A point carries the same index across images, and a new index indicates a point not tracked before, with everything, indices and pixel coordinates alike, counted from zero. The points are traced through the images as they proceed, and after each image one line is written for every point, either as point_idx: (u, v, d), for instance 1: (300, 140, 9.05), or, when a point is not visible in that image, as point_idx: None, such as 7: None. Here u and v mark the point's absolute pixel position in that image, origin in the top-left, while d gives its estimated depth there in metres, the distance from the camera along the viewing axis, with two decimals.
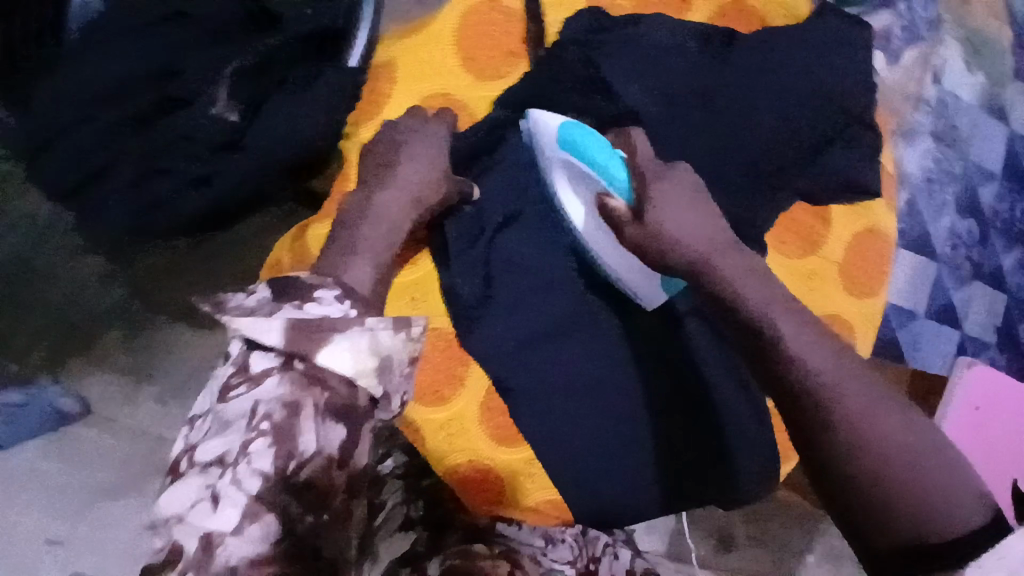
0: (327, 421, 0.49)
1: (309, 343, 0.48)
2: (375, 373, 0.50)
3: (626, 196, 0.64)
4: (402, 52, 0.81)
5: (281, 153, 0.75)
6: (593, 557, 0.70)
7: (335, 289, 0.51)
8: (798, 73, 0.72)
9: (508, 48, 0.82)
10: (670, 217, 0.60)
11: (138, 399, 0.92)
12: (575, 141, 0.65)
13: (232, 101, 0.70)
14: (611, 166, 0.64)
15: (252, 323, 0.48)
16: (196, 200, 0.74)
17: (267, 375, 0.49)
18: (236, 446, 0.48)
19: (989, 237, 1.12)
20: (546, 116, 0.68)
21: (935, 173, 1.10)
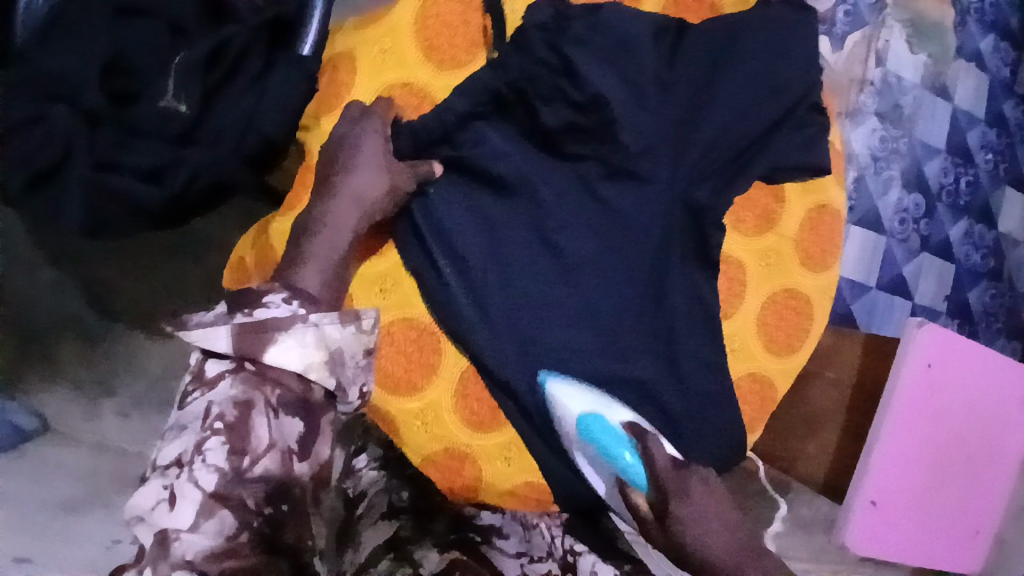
0: (281, 415, 0.57)
1: (258, 344, 0.55)
2: (326, 365, 0.58)
3: (642, 488, 0.61)
4: (361, 41, 0.72)
5: (235, 143, 0.73)
6: (570, 549, 0.69)
7: (283, 293, 0.59)
8: (753, 59, 0.71)
9: (471, 37, 0.72)
10: (696, 533, 0.59)
11: (98, 412, 0.90)
12: (598, 436, 0.64)
13: (181, 96, 0.70)
14: (622, 453, 0.63)
15: (205, 333, 0.55)
16: (149, 193, 0.70)
17: (220, 378, 0.56)
18: (192, 446, 0.53)
19: (936, 211, 1.22)
20: (564, 391, 0.66)
21: (881, 152, 1.18)
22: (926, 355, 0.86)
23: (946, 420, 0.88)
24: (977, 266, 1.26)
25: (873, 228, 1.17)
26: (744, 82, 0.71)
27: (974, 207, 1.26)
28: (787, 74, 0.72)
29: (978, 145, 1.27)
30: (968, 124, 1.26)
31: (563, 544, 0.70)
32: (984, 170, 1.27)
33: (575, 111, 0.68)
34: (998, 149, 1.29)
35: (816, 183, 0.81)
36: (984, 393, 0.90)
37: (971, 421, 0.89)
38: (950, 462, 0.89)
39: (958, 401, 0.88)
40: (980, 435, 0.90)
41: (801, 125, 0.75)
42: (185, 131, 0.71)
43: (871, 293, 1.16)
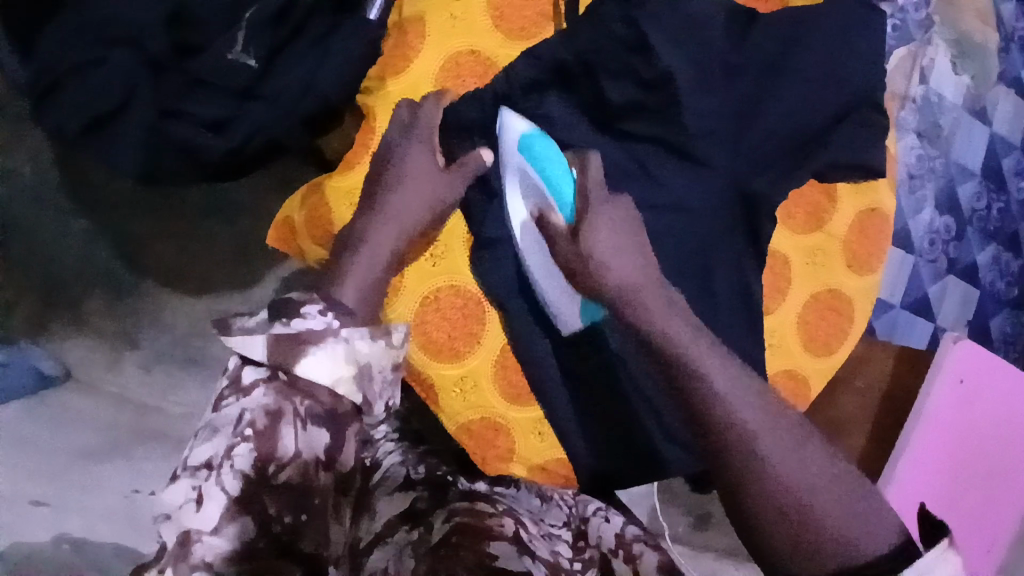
0: (309, 425, 0.52)
1: (292, 355, 0.51)
2: (354, 380, 0.54)
3: (568, 216, 0.58)
4: (427, 5, 0.70)
5: (298, 103, 0.75)
6: (583, 516, 0.68)
7: (320, 304, 0.54)
8: (818, 54, 0.71)
9: (540, 8, 0.72)
10: (598, 247, 0.56)
11: (119, 364, 0.98)
12: (534, 151, 0.63)
13: (250, 49, 0.72)
14: (559, 178, 0.60)
15: (242, 340, 0.52)
16: (211, 142, 0.74)
17: (255, 385, 0.52)
18: (221, 450, 0.50)
19: (967, 234, 1.21)
20: (514, 120, 0.65)
21: (916, 169, 1.18)
22: (959, 369, 0.88)
23: (977, 437, 0.87)
24: (1000, 294, 1.25)
25: (902, 245, 1.18)
26: (807, 82, 0.71)
27: (1005, 233, 1.25)
28: (848, 72, 0.72)
29: (1013, 170, 1.26)
30: (1004, 149, 1.25)
31: (578, 512, 0.69)
32: (1017, 198, 1.26)
33: (642, 92, 0.69)
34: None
35: (867, 187, 0.80)
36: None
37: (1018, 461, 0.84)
38: (981, 480, 0.86)
39: (998, 428, 0.86)
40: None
41: (861, 129, 0.74)
42: (249, 87, 0.73)
43: (893, 310, 1.17)
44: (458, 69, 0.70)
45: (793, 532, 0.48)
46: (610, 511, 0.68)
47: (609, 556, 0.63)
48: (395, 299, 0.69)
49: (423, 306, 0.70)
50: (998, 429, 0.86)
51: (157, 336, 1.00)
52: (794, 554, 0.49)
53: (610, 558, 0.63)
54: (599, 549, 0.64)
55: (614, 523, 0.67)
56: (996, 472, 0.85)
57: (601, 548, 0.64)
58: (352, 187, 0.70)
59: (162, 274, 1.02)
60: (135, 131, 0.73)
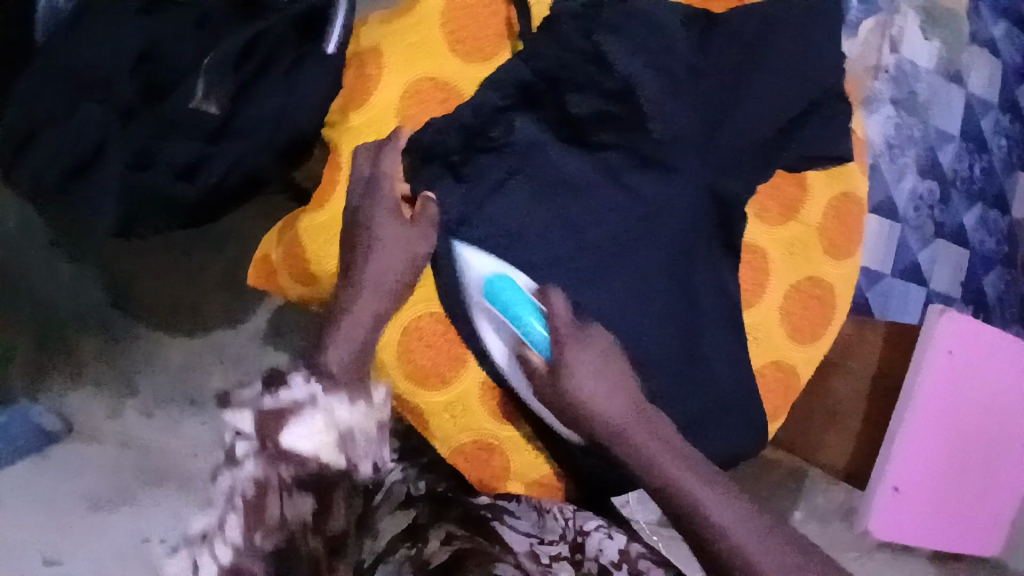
0: (294, 491, 0.51)
1: (275, 426, 0.52)
2: (335, 445, 0.54)
3: (545, 351, 0.64)
4: (384, 35, 0.70)
5: (270, 140, 0.72)
6: (581, 530, 0.67)
7: (304, 373, 0.57)
8: (786, 44, 0.71)
9: (497, 28, 0.72)
10: (587, 389, 0.59)
11: (121, 410, 0.93)
12: (499, 297, 0.67)
13: (212, 94, 0.68)
14: (527, 316, 0.65)
15: (231, 417, 0.53)
16: (187, 188, 0.72)
17: (246, 457, 0.51)
18: (215, 520, 0.50)
19: (951, 197, 1.22)
20: (474, 257, 0.68)
21: (897, 139, 1.18)
22: (949, 342, 0.83)
23: (969, 407, 0.85)
24: (991, 253, 1.26)
25: (888, 216, 1.18)
26: (774, 74, 0.70)
27: (990, 193, 1.26)
28: (814, 60, 0.72)
29: (993, 131, 1.27)
30: (981, 110, 1.25)
31: (575, 526, 0.68)
32: (998, 156, 1.27)
33: (608, 103, 0.69)
34: (1012, 135, 1.28)
35: (841, 171, 0.81)
36: (1004, 377, 0.88)
37: (989, 421, 0.87)
38: (971, 448, 0.87)
39: (979, 394, 0.86)
40: (1001, 422, 0.88)
41: (832, 114, 0.74)
42: (218, 128, 0.69)
43: (884, 283, 1.17)
44: (420, 97, 0.70)
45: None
46: (613, 528, 0.67)
47: (610, 570, 0.63)
48: (378, 332, 0.71)
49: (407, 337, 0.71)
50: (978, 399, 0.86)
51: (154, 375, 0.97)
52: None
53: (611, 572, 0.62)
54: (598, 563, 0.64)
55: (617, 539, 0.66)
56: (978, 438, 0.87)
57: (600, 562, 0.64)
58: (326, 223, 0.70)
59: (161, 314, 1.01)
60: (108, 183, 0.70)
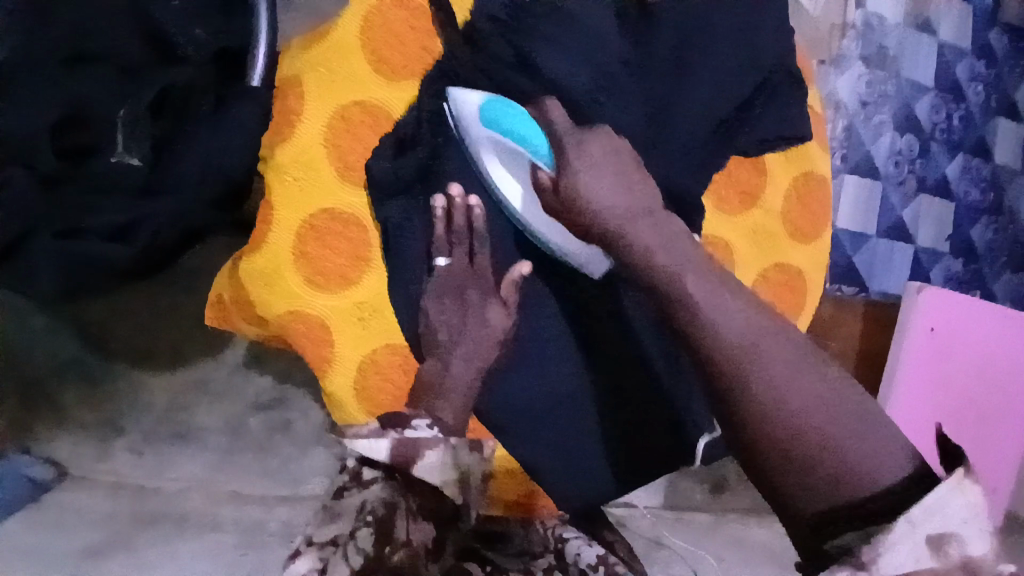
0: (417, 518, 0.66)
1: (410, 460, 0.66)
2: (455, 482, 0.68)
3: (549, 162, 0.67)
4: (305, 63, 0.67)
5: (203, 186, 0.69)
6: (560, 537, 0.72)
7: (427, 417, 0.67)
8: (720, 30, 0.69)
9: (418, 45, 0.69)
10: (592, 190, 0.67)
11: (109, 453, 0.95)
12: (502, 122, 0.65)
13: (132, 148, 0.67)
14: (532, 133, 0.66)
15: (368, 443, 0.66)
16: (123, 251, 0.68)
17: (374, 480, 0.67)
18: (346, 530, 0.64)
19: (931, 150, 1.15)
20: (467, 92, 0.66)
21: (869, 96, 1.10)
22: (930, 320, 0.83)
23: (962, 391, 0.83)
24: (977, 203, 1.19)
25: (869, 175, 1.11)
26: (716, 61, 0.69)
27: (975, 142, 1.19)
28: (760, 40, 0.70)
29: (969, 79, 1.19)
30: (956, 57, 1.16)
31: (556, 534, 0.72)
32: (975, 104, 1.18)
33: (547, 110, 0.67)
34: (989, 80, 1.19)
35: (800, 152, 0.76)
36: (1003, 357, 0.84)
37: (996, 398, 0.84)
38: (970, 435, 0.84)
39: (978, 372, 0.84)
40: (1004, 411, 0.84)
41: (777, 95, 0.72)
42: (146, 183, 0.68)
43: (871, 243, 1.10)
44: (349, 124, 0.68)
45: (816, 459, 0.57)
46: (591, 538, 0.72)
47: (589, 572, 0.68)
48: (332, 373, 0.68)
49: (363, 375, 0.68)
50: (976, 377, 0.83)
51: (140, 418, 0.97)
52: (850, 510, 0.55)
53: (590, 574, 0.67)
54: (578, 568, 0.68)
55: (594, 547, 0.70)
56: (986, 417, 0.84)
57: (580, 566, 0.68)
58: (269, 267, 0.66)
59: (134, 356, 0.97)
60: (44, 258, 0.66)
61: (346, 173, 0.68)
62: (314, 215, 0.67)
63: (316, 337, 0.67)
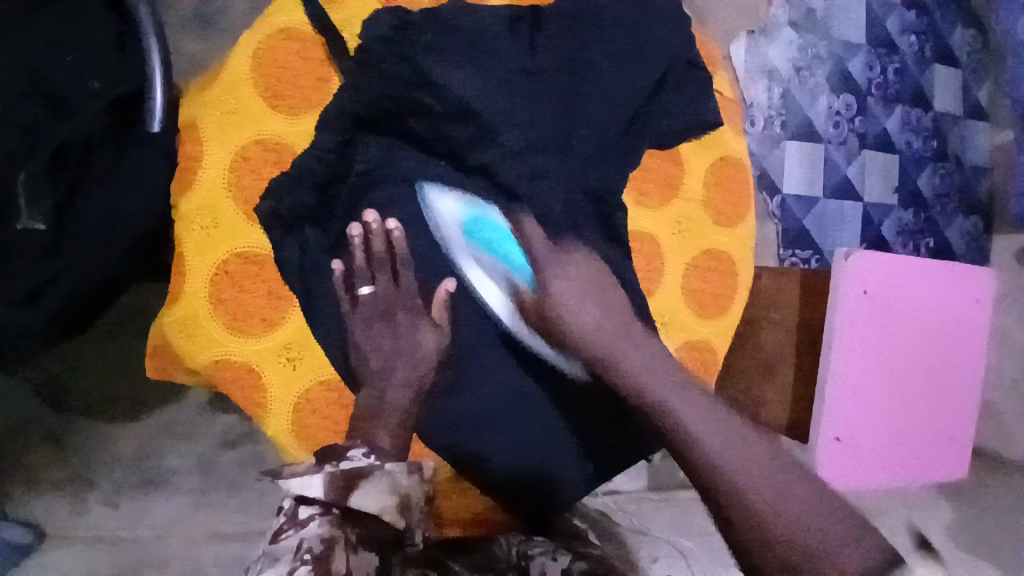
0: (358, 551, 0.60)
1: (344, 492, 0.60)
2: (397, 508, 0.62)
3: (529, 282, 0.69)
4: (203, 106, 0.67)
5: (112, 236, 0.67)
6: (524, 554, 0.68)
7: (363, 448, 0.64)
8: (610, 28, 0.70)
9: (314, 72, 0.68)
10: (573, 316, 0.69)
11: (85, 506, 0.90)
12: (483, 237, 0.68)
13: (35, 210, 0.62)
14: (509, 250, 0.69)
15: (299, 481, 0.60)
16: (38, 314, 0.63)
17: (310, 518, 0.61)
18: (282, 574, 0.58)
19: (869, 107, 1.12)
20: (444, 201, 0.68)
21: (802, 61, 1.09)
22: (863, 283, 0.82)
23: (892, 343, 0.84)
24: (922, 153, 1.16)
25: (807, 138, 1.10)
26: (610, 56, 0.70)
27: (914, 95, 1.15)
28: (652, 35, 0.71)
29: (902, 30, 1.15)
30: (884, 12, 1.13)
31: (519, 550, 0.68)
32: (911, 56, 1.15)
33: (449, 125, 0.68)
34: (920, 30, 1.15)
35: (713, 137, 0.77)
36: (929, 307, 0.86)
37: (923, 346, 0.86)
38: (902, 381, 0.86)
39: (908, 324, 0.85)
40: (927, 354, 0.86)
41: (678, 86, 0.73)
42: (53, 244, 0.63)
43: (819, 206, 1.10)
44: (252, 163, 0.67)
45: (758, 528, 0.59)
46: (556, 549, 0.68)
47: None
48: (266, 413, 0.67)
49: (299, 411, 0.68)
50: (907, 330, 0.85)
51: (109, 469, 0.91)
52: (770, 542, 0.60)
53: None
54: None
55: (560, 560, 0.67)
56: (916, 365, 0.86)
57: None
58: (188, 317, 0.66)
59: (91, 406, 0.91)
60: None
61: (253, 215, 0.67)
62: (226, 260, 0.66)
63: (245, 382, 0.67)
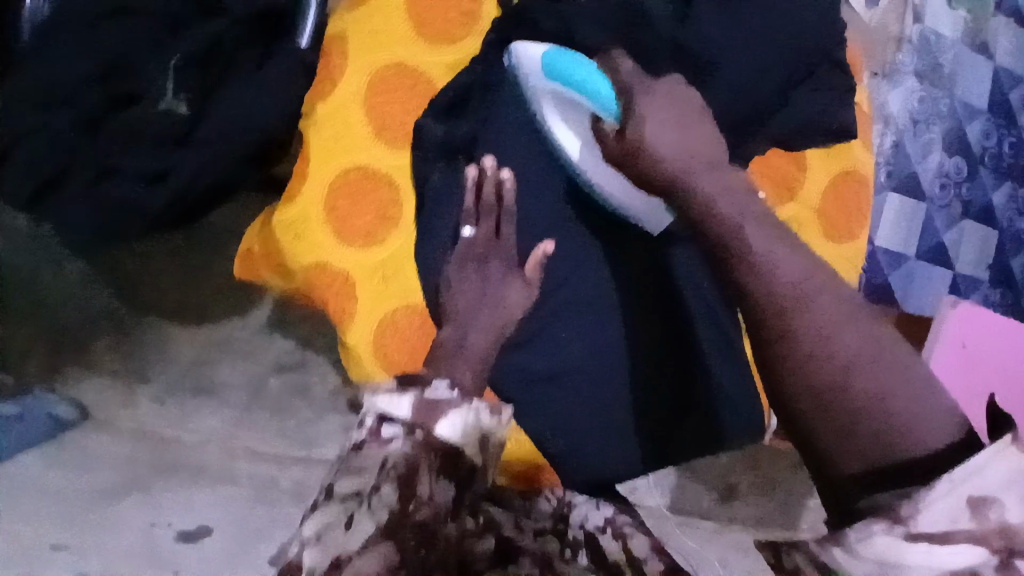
0: (439, 477, 0.55)
1: (431, 417, 0.55)
2: (476, 446, 0.56)
3: (613, 115, 0.63)
4: (353, 21, 0.70)
5: (237, 140, 0.70)
6: (566, 502, 0.69)
7: (446, 379, 0.58)
8: (766, 14, 0.67)
9: (462, 10, 0.72)
10: (660, 143, 0.62)
11: (133, 399, 0.93)
12: (561, 69, 0.63)
13: (179, 94, 0.69)
14: (596, 83, 0.63)
15: (388, 398, 0.55)
16: (154, 194, 0.69)
17: (393, 438, 0.54)
18: (368, 484, 0.53)
19: (978, 173, 0.99)
20: (530, 45, 0.66)
21: (920, 115, 0.95)
22: (963, 335, 0.79)
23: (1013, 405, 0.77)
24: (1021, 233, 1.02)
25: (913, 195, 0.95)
26: (756, 47, 0.67)
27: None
28: (811, 30, 0.68)
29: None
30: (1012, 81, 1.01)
31: (563, 499, 0.69)
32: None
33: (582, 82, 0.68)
34: None
35: (841, 148, 0.76)
36: None
37: None
38: None
39: None
40: None
41: (818, 90, 0.71)
42: (183, 132, 0.69)
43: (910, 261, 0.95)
44: (391, 85, 0.70)
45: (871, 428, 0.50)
46: (599, 502, 0.68)
47: (596, 534, 0.64)
48: (350, 324, 0.70)
49: (381, 328, 0.70)
50: None
51: (165, 367, 0.96)
52: (894, 469, 0.49)
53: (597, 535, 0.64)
54: (584, 530, 0.65)
55: (603, 510, 0.67)
56: None
57: (586, 528, 0.65)
58: (301, 218, 0.68)
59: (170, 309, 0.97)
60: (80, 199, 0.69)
61: (381, 134, 0.70)
62: (350, 171, 0.70)
63: (339, 290, 0.69)
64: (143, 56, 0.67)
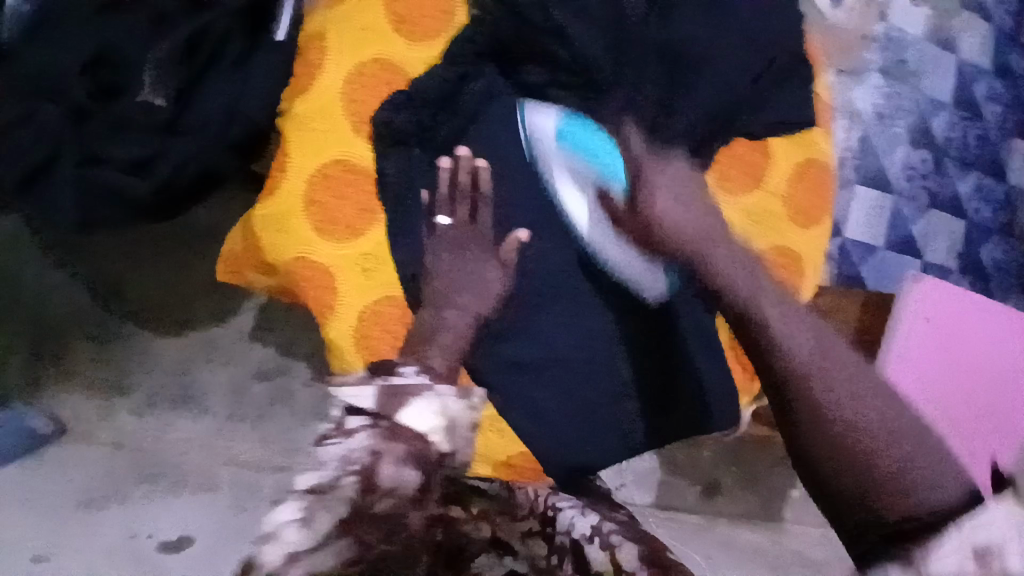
0: (403, 465, 0.65)
1: (394, 406, 0.66)
2: (443, 430, 0.68)
3: (621, 184, 0.71)
4: (332, 19, 0.72)
5: (220, 130, 0.72)
6: (552, 505, 0.72)
7: (414, 366, 0.68)
8: (726, 14, 0.73)
9: (440, 6, 0.73)
10: (669, 215, 0.71)
11: (111, 413, 0.88)
12: (577, 141, 0.71)
13: (157, 88, 0.69)
14: (609, 157, 0.71)
15: (356, 390, 0.67)
16: (138, 183, 0.71)
17: (358, 429, 0.65)
18: (328, 479, 0.65)
19: (944, 167, 0.94)
20: (545, 118, 0.72)
21: (887, 109, 0.93)
22: (925, 312, 0.77)
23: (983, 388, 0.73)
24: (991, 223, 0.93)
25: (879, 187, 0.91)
26: (721, 43, 0.73)
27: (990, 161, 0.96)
28: (766, 29, 0.74)
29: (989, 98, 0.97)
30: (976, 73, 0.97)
31: (546, 500, 0.72)
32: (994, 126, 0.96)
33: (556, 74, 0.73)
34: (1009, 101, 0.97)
35: (805, 136, 0.79)
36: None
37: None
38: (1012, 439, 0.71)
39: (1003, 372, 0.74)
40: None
41: (776, 81, 0.76)
42: (166, 123, 0.71)
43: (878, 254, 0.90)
44: (368, 79, 0.71)
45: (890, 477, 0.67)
46: (585, 506, 0.72)
47: (582, 544, 0.69)
48: (333, 317, 0.70)
49: (362, 319, 0.70)
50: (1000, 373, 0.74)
51: (143, 377, 0.91)
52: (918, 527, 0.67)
53: (584, 546, 0.69)
54: (570, 538, 0.69)
55: (589, 517, 0.71)
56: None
57: (572, 535, 0.69)
58: (281, 211, 0.70)
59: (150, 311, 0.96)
60: (66, 189, 0.70)
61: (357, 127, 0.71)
62: (328, 164, 0.70)
63: (320, 282, 0.70)
64: (128, 50, 0.69)
